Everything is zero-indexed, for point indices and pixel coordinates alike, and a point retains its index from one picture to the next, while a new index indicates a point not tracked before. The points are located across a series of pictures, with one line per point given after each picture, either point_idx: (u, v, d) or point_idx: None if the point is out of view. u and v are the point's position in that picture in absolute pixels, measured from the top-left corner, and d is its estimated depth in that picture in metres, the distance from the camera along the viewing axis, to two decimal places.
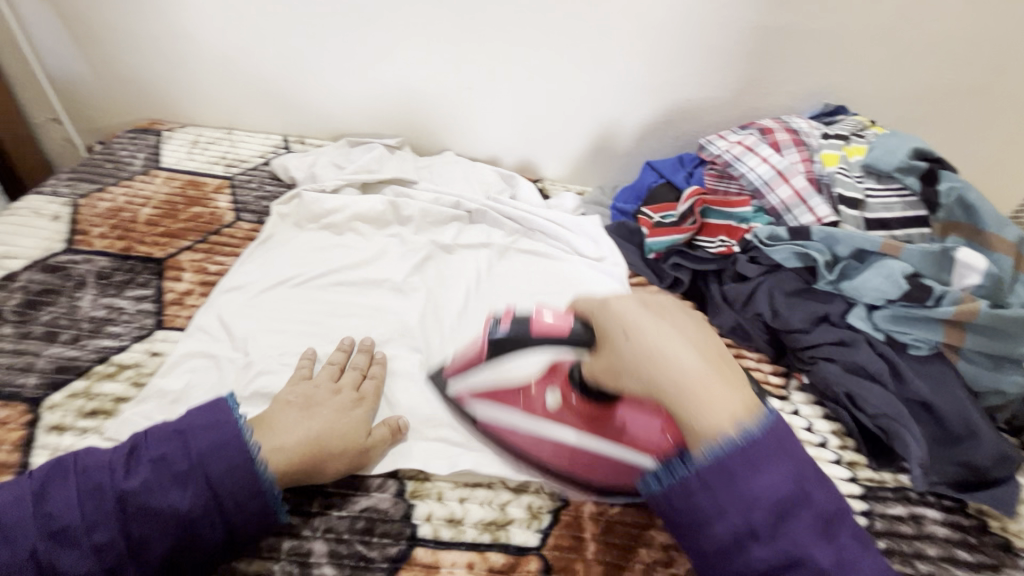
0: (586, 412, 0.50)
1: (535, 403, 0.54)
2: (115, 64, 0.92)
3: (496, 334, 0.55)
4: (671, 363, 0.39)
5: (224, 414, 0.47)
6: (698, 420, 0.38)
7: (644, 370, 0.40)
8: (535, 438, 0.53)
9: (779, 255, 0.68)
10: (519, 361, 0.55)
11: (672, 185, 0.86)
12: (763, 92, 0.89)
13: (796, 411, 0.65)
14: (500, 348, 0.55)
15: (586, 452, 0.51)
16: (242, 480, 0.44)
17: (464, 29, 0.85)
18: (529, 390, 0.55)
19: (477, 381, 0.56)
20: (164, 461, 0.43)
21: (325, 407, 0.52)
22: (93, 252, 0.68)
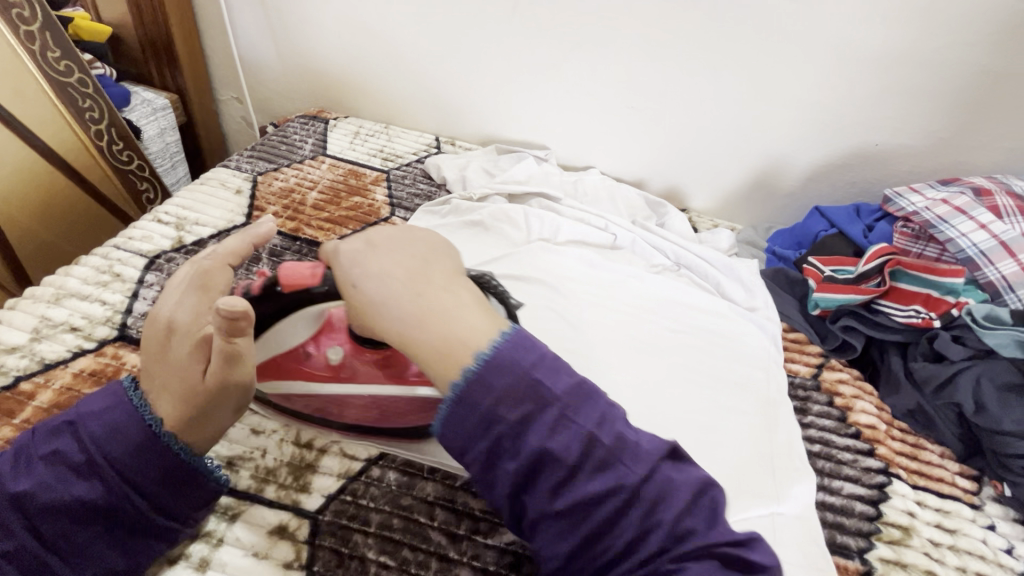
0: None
1: (316, 365, 0.51)
2: (299, 53, 0.99)
3: (299, 296, 0.46)
4: (397, 299, 0.42)
5: (117, 395, 0.42)
6: (453, 321, 0.42)
7: (416, 311, 0.42)
8: (342, 400, 0.51)
9: (994, 340, 0.58)
10: (286, 329, 0.49)
11: (846, 236, 0.76)
12: (974, 146, 0.77)
13: (991, 526, 0.55)
14: (315, 306, 0.47)
15: (348, 399, 0.51)
16: (136, 446, 0.40)
17: (637, 46, 0.82)
18: (307, 347, 0.51)
19: (255, 357, 0.49)
20: (57, 457, 0.39)
21: (184, 330, 0.43)
22: (268, 229, 0.72)
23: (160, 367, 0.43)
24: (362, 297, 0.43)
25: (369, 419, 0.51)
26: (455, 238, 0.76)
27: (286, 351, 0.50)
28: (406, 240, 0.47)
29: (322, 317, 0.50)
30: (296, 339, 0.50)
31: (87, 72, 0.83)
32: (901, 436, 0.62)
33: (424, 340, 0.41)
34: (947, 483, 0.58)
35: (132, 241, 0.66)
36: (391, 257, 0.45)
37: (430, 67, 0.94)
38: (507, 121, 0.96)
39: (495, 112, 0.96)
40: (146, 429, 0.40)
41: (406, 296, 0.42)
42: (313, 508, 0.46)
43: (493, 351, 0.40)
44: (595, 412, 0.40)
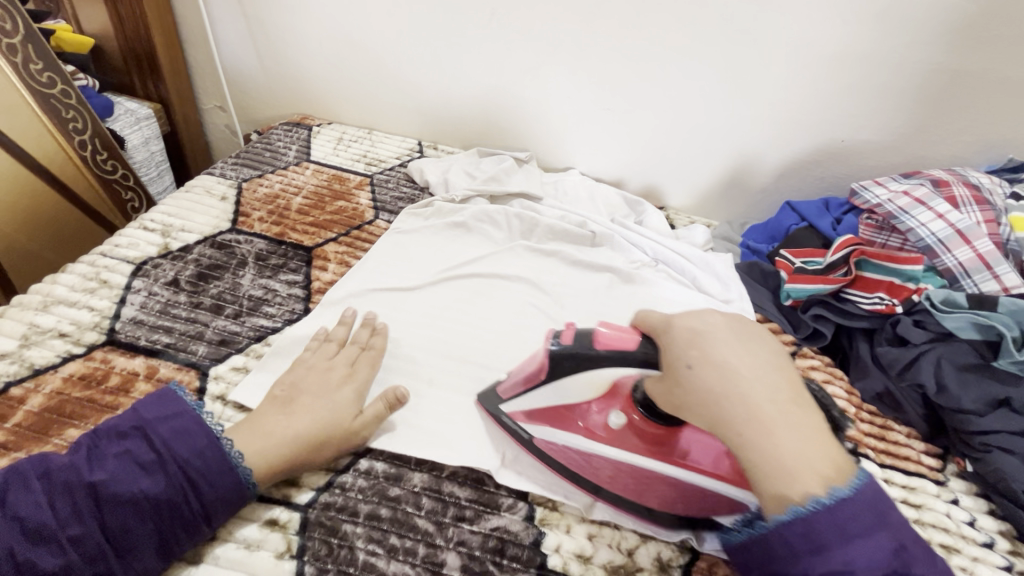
0: (649, 435, 0.50)
1: (593, 426, 0.52)
2: (282, 61, 1.00)
3: (556, 348, 0.50)
4: (761, 412, 0.39)
5: (176, 404, 0.47)
6: (772, 450, 0.38)
7: (717, 392, 0.40)
8: (585, 458, 0.51)
9: (953, 323, 0.61)
10: (575, 382, 0.53)
11: (816, 229, 0.79)
12: (934, 140, 0.80)
13: (955, 500, 0.58)
14: (554, 361, 0.50)
15: (574, 450, 0.51)
16: (205, 449, 0.45)
17: (611, 50, 0.84)
18: (587, 408, 0.53)
19: (532, 401, 0.53)
20: (128, 454, 0.43)
21: (307, 394, 0.52)
22: (253, 234, 0.73)
23: (266, 418, 0.49)
24: (697, 384, 0.41)
25: (560, 456, 0.51)
26: (438, 239, 0.77)
27: (571, 404, 0.53)
28: (740, 335, 0.43)
29: (611, 380, 0.53)
30: (580, 393, 0.54)
31: (71, 84, 0.83)
32: (870, 418, 0.65)
33: (756, 442, 0.39)
34: (913, 462, 0.61)
35: (119, 248, 0.67)
36: (742, 351, 0.42)
37: (411, 73, 0.96)
38: (488, 124, 0.98)
39: (476, 116, 0.98)
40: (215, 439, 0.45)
41: (733, 386, 0.40)
42: (303, 502, 0.48)
43: (830, 500, 0.37)
44: (872, 507, 0.37)
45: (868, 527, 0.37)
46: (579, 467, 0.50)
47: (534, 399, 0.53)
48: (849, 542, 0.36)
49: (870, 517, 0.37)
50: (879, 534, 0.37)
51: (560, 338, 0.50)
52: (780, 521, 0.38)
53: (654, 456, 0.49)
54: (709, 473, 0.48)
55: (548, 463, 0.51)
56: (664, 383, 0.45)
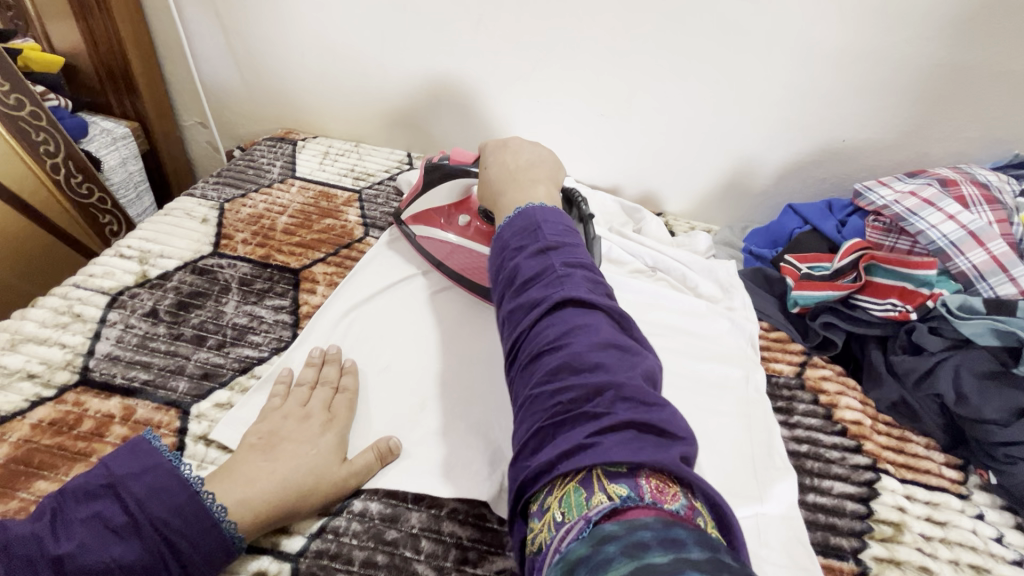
0: (489, 231, 0.66)
1: (449, 226, 0.68)
2: (263, 74, 0.97)
3: (431, 162, 0.67)
4: (516, 174, 0.59)
5: (150, 456, 0.43)
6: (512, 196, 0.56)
7: (502, 180, 0.59)
8: (451, 250, 0.67)
9: (970, 330, 0.58)
10: (441, 190, 0.68)
11: (820, 232, 0.77)
12: (938, 137, 0.78)
13: (981, 516, 0.56)
14: (439, 169, 0.67)
15: (460, 250, 0.67)
16: (185, 507, 0.41)
17: (604, 54, 0.82)
18: (445, 216, 0.69)
19: (415, 207, 0.69)
20: (98, 518, 0.39)
21: (288, 442, 0.48)
22: (236, 257, 0.70)
23: (244, 470, 0.45)
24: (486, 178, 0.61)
25: (440, 251, 0.68)
26: None
27: (439, 207, 0.69)
28: (537, 151, 0.63)
29: (462, 194, 0.69)
30: (444, 199, 0.69)
31: (41, 106, 0.80)
32: (887, 429, 0.62)
33: (514, 203, 0.54)
34: (934, 475, 0.59)
35: (93, 278, 0.63)
36: (553, 180, 0.60)
37: (397, 83, 0.93)
38: (478, 133, 0.95)
39: (465, 125, 0.95)
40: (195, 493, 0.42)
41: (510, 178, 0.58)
42: (295, 550, 0.44)
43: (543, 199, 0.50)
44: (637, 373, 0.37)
45: (584, 316, 0.40)
46: (462, 269, 0.66)
47: (430, 201, 0.69)
48: (576, 331, 0.39)
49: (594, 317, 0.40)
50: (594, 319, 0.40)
51: (433, 159, 0.68)
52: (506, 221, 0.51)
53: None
54: None
55: (460, 280, 0.66)
56: (483, 180, 0.62)
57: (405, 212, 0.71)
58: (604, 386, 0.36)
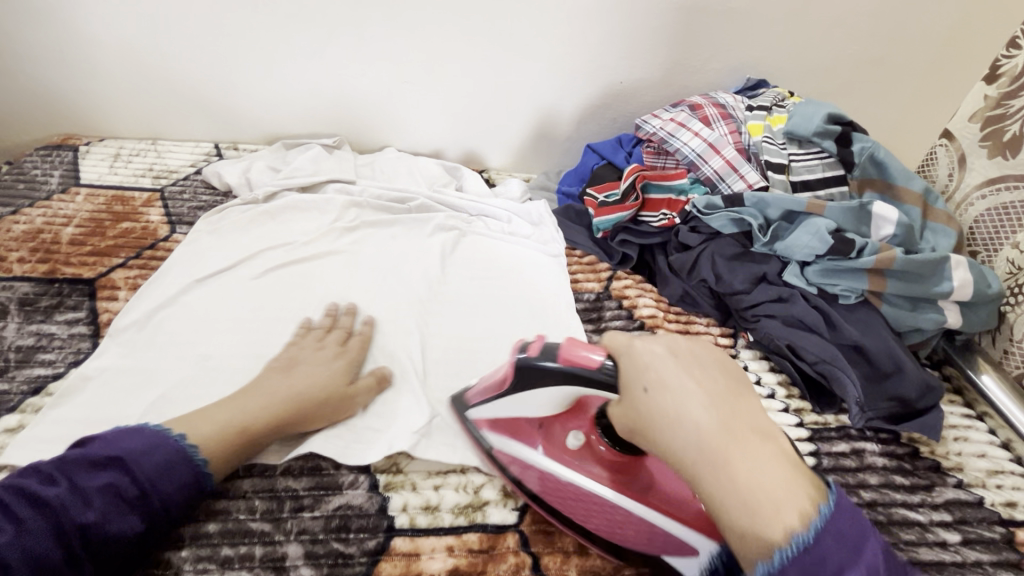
0: (611, 460, 0.46)
1: (551, 443, 0.49)
2: (16, 75, 0.86)
3: (523, 358, 0.47)
4: (708, 459, 0.35)
5: (157, 436, 0.45)
6: (756, 521, 0.33)
7: (697, 450, 0.36)
8: (555, 480, 0.47)
9: (717, 223, 0.72)
10: (534, 394, 0.47)
11: (614, 165, 0.88)
12: (691, 70, 0.92)
13: (744, 367, 0.69)
14: (534, 376, 0.46)
15: (616, 510, 0.44)
16: (116, 513, 0.41)
17: (393, 20, 0.83)
18: (548, 426, 0.50)
19: (495, 408, 0.50)
20: (113, 490, 0.41)
21: (303, 365, 0.55)
22: (12, 278, 0.63)
23: (254, 387, 0.52)
24: (651, 406, 0.38)
25: (504, 459, 0.50)
26: (247, 242, 0.73)
27: (527, 415, 0.50)
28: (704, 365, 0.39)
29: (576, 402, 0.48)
30: (540, 410, 0.49)
31: None
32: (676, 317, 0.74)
33: (685, 435, 0.36)
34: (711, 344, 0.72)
35: None
36: (691, 373, 0.38)
37: (185, 72, 0.87)
38: (289, 114, 0.93)
39: (271, 109, 0.92)
40: (130, 502, 0.41)
41: (692, 438, 0.36)
42: None
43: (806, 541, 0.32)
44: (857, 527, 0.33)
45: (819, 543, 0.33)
46: (566, 501, 0.47)
47: (522, 406, 0.49)
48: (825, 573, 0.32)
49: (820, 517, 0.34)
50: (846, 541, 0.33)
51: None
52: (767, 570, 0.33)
53: (620, 497, 0.44)
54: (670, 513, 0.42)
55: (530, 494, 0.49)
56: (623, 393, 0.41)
57: (474, 409, 0.52)
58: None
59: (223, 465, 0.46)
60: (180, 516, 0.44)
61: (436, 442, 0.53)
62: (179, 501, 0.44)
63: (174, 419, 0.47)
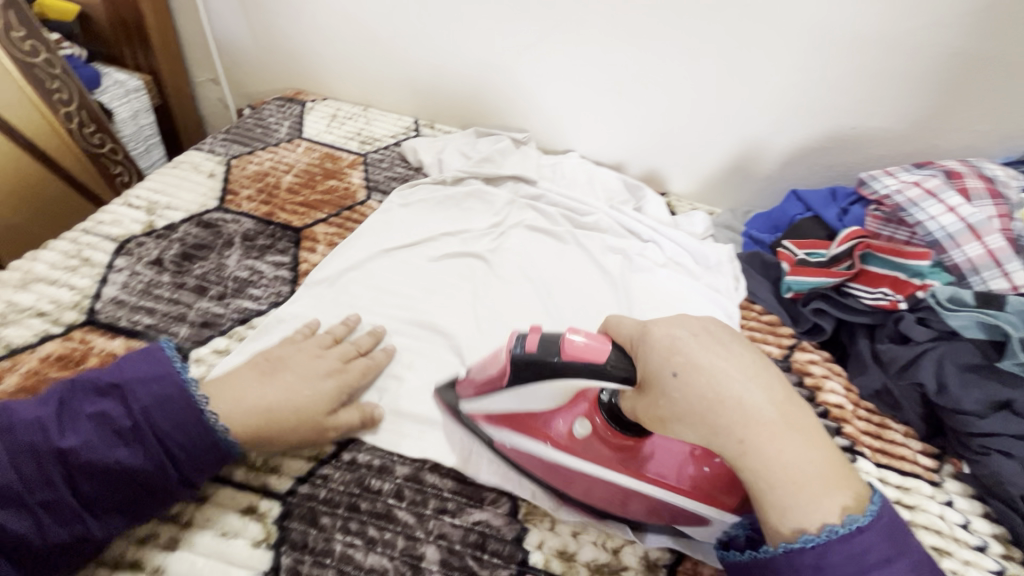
0: (615, 442, 0.48)
1: (558, 433, 0.50)
2: (273, 32, 0.98)
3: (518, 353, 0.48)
4: (752, 419, 0.38)
5: (163, 367, 0.45)
6: (794, 504, 0.37)
7: (732, 420, 0.38)
8: (546, 467, 0.49)
9: (958, 322, 0.59)
10: (539, 390, 0.49)
11: (820, 220, 0.76)
12: (950, 128, 0.76)
13: (949, 502, 0.57)
14: (534, 371, 0.47)
15: (617, 489, 0.47)
16: (105, 440, 0.41)
17: (617, 23, 0.80)
18: (550, 415, 0.51)
19: (493, 404, 0.51)
20: (104, 418, 0.41)
21: (290, 372, 0.51)
22: (241, 213, 0.72)
23: (228, 382, 0.48)
24: (690, 386, 0.39)
25: (549, 474, 0.50)
26: (430, 222, 0.75)
27: (533, 410, 0.51)
28: (744, 362, 0.41)
29: (570, 395, 0.50)
30: (545, 403, 0.51)
31: (55, 53, 0.83)
32: (867, 415, 0.63)
33: (745, 455, 0.38)
34: (909, 462, 0.60)
35: (101, 225, 0.66)
36: (726, 358, 0.41)
37: (407, 49, 0.92)
38: (487, 103, 0.95)
39: (472, 95, 0.95)
40: (121, 432, 0.41)
41: (697, 383, 0.39)
42: (283, 491, 0.47)
43: (848, 529, 0.36)
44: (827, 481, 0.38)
45: (842, 551, 0.36)
46: (583, 488, 0.49)
47: (509, 402, 0.51)
48: (828, 565, 0.36)
49: (861, 535, 0.36)
50: (863, 554, 0.36)
51: None
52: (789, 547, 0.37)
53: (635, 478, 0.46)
54: (673, 487, 0.45)
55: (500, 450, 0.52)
56: (648, 403, 0.43)
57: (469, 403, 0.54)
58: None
59: (244, 435, 0.46)
60: (194, 459, 0.44)
61: None
62: (173, 434, 0.43)
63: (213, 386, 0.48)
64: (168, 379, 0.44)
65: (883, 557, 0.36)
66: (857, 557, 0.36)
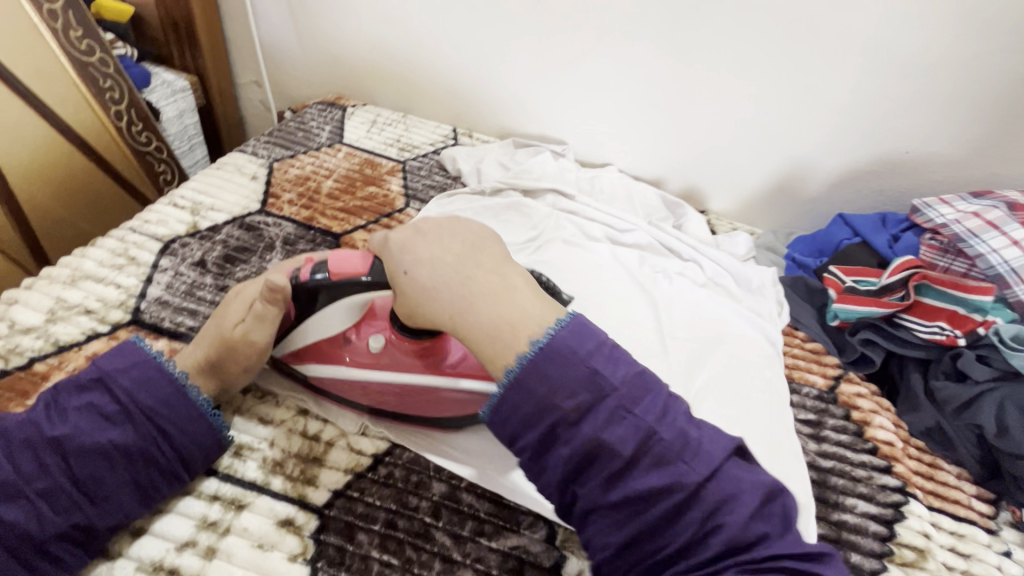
0: (415, 350, 0.50)
1: (357, 349, 0.52)
2: (318, 37, 0.99)
3: (298, 283, 0.48)
4: (454, 282, 0.45)
5: (136, 353, 0.47)
6: (497, 312, 0.44)
7: (442, 281, 0.45)
8: (356, 388, 0.52)
9: (1021, 362, 0.56)
10: (326, 317, 0.50)
11: (869, 246, 0.74)
12: (1011, 157, 0.73)
13: (1007, 552, 0.54)
14: (315, 297, 0.49)
15: (439, 392, 0.51)
16: (95, 426, 0.43)
17: (664, 38, 0.79)
18: (348, 334, 0.52)
19: (299, 343, 0.52)
20: (92, 407, 0.44)
21: (218, 311, 0.52)
22: (282, 217, 0.72)
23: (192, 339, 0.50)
24: (416, 283, 0.45)
25: (407, 403, 0.52)
26: None
27: (328, 335, 0.52)
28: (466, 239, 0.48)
29: (365, 307, 0.50)
30: (336, 325, 0.51)
31: (109, 53, 0.85)
32: (918, 454, 0.60)
33: (472, 301, 0.44)
34: (963, 506, 0.57)
35: (148, 225, 0.67)
36: (452, 247, 0.47)
37: (448, 58, 0.93)
38: (526, 114, 0.94)
39: (512, 106, 0.94)
40: (109, 415, 0.43)
41: (448, 257, 0.46)
42: (319, 503, 0.47)
43: (550, 340, 0.43)
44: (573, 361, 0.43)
45: (612, 413, 0.42)
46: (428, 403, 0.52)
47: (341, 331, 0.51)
48: (614, 426, 0.41)
49: (562, 368, 0.42)
50: (579, 399, 0.42)
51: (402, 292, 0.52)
52: (524, 359, 0.43)
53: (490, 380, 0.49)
54: (469, 373, 0.50)
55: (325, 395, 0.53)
56: (398, 296, 0.47)
57: (280, 350, 0.53)
58: (639, 453, 0.41)
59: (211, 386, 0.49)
60: (188, 438, 0.46)
61: None
62: (161, 410, 0.45)
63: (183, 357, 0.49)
64: (141, 360, 0.46)
65: (595, 411, 0.42)
66: (579, 396, 0.42)
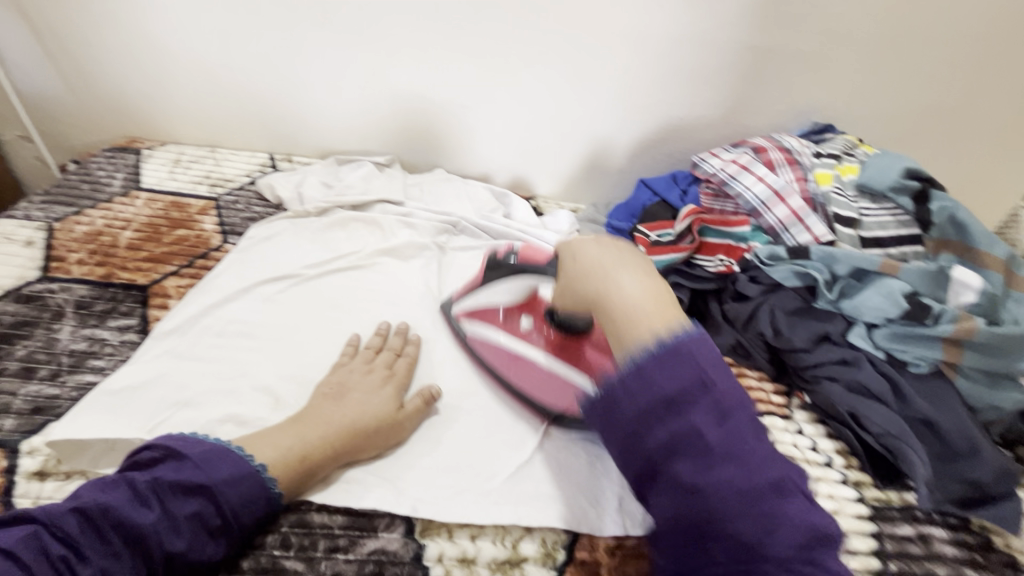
0: (556, 342, 0.62)
1: (509, 327, 0.65)
2: (90, 79, 0.90)
3: (493, 258, 0.65)
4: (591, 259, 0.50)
5: (204, 493, 0.43)
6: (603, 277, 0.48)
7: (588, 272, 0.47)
8: (506, 355, 0.63)
9: (779, 274, 0.69)
10: (508, 286, 0.65)
11: (667, 203, 0.85)
12: (752, 111, 0.88)
13: (799, 430, 0.65)
14: (501, 268, 0.64)
15: (543, 369, 0.61)
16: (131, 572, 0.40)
17: (453, 41, 0.83)
18: (503, 310, 0.66)
19: (473, 300, 0.67)
20: (138, 550, 0.40)
21: (355, 391, 0.54)
22: (70, 280, 0.65)
23: (305, 417, 0.51)
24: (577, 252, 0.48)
25: (491, 359, 0.62)
26: (295, 257, 0.73)
27: (495, 305, 0.66)
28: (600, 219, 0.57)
29: (528, 292, 0.65)
30: (503, 299, 0.66)
31: None
32: None
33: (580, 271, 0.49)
34: (764, 402, 0.67)
35: None
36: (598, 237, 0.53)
37: (246, 83, 0.89)
38: (342, 130, 0.94)
39: (326, 123, 0.93)
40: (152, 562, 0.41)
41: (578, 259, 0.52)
42: None
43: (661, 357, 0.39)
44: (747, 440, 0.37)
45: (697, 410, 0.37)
46: (496, 360, 0.62)
47: (491, 298, 0.66)
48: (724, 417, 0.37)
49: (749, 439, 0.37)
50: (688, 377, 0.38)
51: (499, 254, 0.65)
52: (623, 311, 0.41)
53: (553, 362, 0.61)
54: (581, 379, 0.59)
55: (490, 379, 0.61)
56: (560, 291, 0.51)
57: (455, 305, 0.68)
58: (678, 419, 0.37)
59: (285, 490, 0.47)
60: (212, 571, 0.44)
61: (464, 501, 0.50)
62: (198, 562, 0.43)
63: (242, 439, 0.49)
64: (206, 507, 0.43)
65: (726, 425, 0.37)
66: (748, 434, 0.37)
